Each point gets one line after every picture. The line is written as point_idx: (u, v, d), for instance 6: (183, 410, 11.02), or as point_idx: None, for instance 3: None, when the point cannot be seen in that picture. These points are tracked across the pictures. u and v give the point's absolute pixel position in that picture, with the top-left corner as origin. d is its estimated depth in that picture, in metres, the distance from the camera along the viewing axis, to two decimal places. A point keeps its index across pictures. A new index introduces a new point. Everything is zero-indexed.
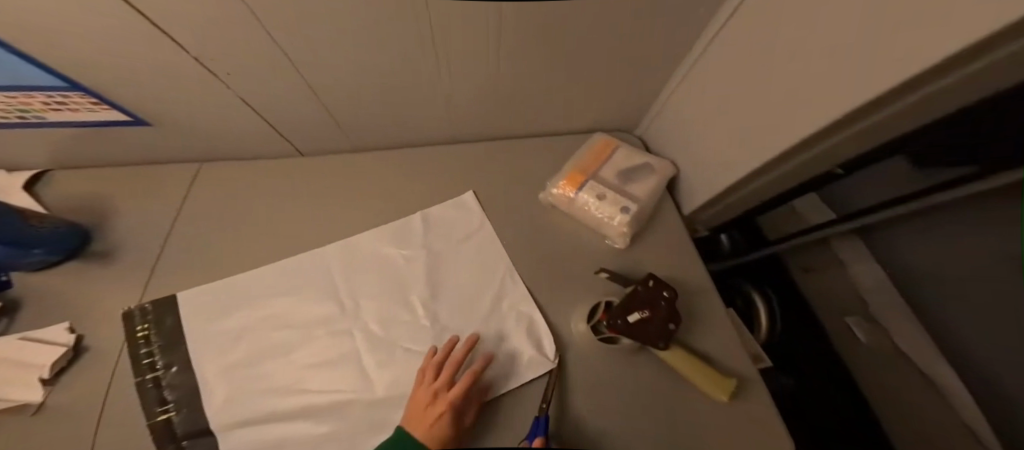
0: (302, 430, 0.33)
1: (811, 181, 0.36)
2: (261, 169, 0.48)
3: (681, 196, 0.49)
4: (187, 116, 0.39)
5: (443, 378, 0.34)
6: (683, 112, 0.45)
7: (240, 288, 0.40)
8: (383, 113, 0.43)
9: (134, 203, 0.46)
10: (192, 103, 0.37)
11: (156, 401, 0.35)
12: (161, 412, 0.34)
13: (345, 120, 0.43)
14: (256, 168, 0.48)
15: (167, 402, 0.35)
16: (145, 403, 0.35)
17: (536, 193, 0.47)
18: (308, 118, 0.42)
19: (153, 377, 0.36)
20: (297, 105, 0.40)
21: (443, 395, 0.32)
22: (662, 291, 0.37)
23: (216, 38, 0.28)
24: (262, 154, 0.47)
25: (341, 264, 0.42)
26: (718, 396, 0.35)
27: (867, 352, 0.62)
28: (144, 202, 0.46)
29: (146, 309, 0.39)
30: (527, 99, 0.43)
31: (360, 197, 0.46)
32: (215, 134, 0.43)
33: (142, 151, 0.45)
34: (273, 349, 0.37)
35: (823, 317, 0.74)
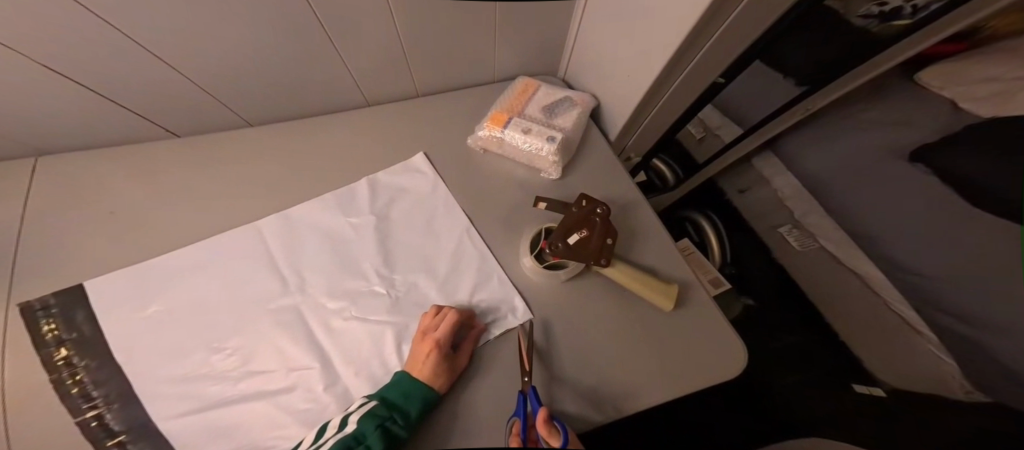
0: (257, 414, 0.29)
1: (703, 92, 0.44)
2: (129, 158, 0.40)
3: (603, 126, 0.51)
4: (32, 119, 0.33)
5: (433, 320, 0.32)
6: (587, 50, 0.46)
7: (160, 273, 0.34)
8: (277, 81, 0.39)
9: None
10: (32, 88, 0.30)
11: (80, 398, 0.28)
12: (89, 409, 0.28)
13: (250, 90, 0.39)
14: (118, 155, 0.40)
15: (95, 399, 0.28)
16: (62, 406, 0.28)
17: (468, 139, 0.46)
18: (190, 100, 0.37)
19: (72, 376, 0.29)
20: (176, 87, 0.35)
21: (433, 334, 0.31)
22: (596, 209, 0.38)
23: (55, 24, 0.25)
24: (123, 137, 0.40)
25: (274, 238, 0.37)
26: (664, 303, 0.37)
27: (797, 251, 0.77)
28: None
29: (47, 302, 0.32)
30: (433, 52, 0.42)
31: (275, 167, 0.41)
32: (67, 130, 0.36)
33: None
34: (211, 333, 0.32)
35: (752, 224, 0.86)
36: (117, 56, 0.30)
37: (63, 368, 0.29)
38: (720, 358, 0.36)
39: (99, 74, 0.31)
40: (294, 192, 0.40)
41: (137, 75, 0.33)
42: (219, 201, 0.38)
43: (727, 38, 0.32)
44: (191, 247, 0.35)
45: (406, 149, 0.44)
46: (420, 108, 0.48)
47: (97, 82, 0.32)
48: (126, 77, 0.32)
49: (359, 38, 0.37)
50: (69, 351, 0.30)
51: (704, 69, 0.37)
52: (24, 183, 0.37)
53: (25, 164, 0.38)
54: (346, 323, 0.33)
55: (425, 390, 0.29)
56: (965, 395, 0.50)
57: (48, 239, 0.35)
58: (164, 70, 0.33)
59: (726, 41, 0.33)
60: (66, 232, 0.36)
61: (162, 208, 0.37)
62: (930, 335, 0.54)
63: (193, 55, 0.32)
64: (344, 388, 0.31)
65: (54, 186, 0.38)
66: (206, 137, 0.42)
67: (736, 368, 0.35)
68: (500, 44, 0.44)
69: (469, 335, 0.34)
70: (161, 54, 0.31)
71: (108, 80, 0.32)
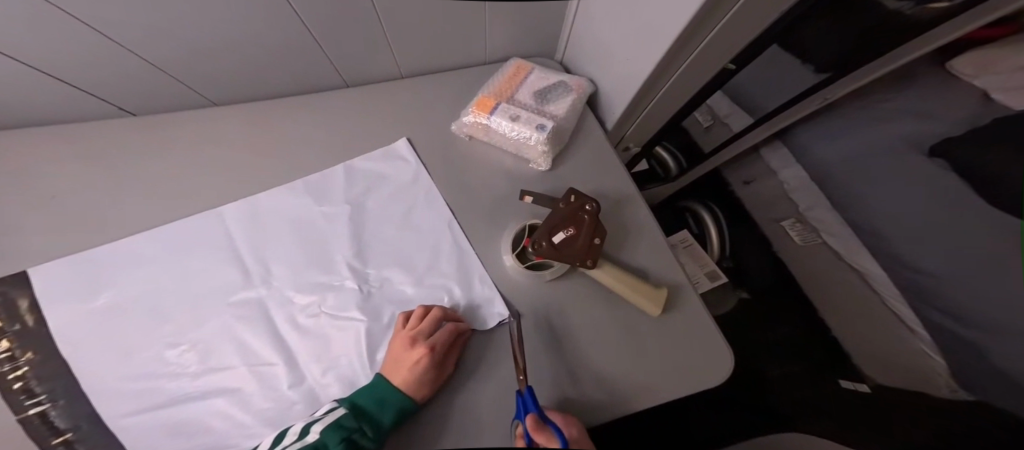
0: (218, 412, 0.28)
1: (709, 80, 0.40)
2: (80, 136, 0.37)
3: (600, 113, 0.47)
4: None
5: (423, 323, 0.30)
6: (585, 32, 0.42)
7: (115, 258, 0.32)
8: (245, 58, 0.36)
9: None
10: None
11: (23, 395, 0.27)
12: (32, 405, 0.27)
13: (212, 68, 0.36)
14: (67, 133, 0.37)
15: (39, 395, 0.27)
16: (7, 401, 0.27)
17: (452, 124, 0.43)
18: (143, 76, 0.34)
19: (14, 370, 0.28)
20: (129, 62, 0.32)
21: (422, 341, 0.29)
22: (585, 205, 0.36)
23: None
24: (73, 115, 0.37)
25: (239, 226, 0.35)
26: (651, 307, 0.35)
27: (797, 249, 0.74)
28: None
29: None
30: (414, 31, 0.39)
31: (244, 149, 0.38)
32: (7, 107, 0.33)
33: None
34: (170, 325, 0.31)
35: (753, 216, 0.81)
36: (58, 34, 0.27)
37: (4, 362, 0.28)
38: (706, 365, 0.35)
39: (39, 51, 0.28)
40: (263, 179, 0.37)
41: (83, 53, 0.30)
42: (181, 187, 0.36)
43: (740, 22, 0.29)
44: (147, 234, 0.34)
45: (386, 134, 0.41)
46: (402, 90, 0.44)
47: (36, 59, 0.28)
48: (70, 54, 0.29)
49: (331, 14, 0.33)
50: (10, 344, 0.28)
51: (711, 56, 0.34)
52: None
53: None
54: (312, 320, 0.32)
55: (402, 400, 0.28)
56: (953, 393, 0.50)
57: None
58: (115, 48, 0.30)
59: (737, 26, 0.29)
60: (15, 215, 0.34)
61: (120, 192, 0.35)
62: (923, 335, 0.54)
63: (145, 31, 0.29)
64: (309, 387, 0.30)
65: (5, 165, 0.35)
66: (168, 117, 0.39)
67: (719, 377, 0.34)
68: (490, 24, 0.41)
69: (458, 345, 0.32)
70: (108, 30, 0.28)
71: (48, 58, 0.29)
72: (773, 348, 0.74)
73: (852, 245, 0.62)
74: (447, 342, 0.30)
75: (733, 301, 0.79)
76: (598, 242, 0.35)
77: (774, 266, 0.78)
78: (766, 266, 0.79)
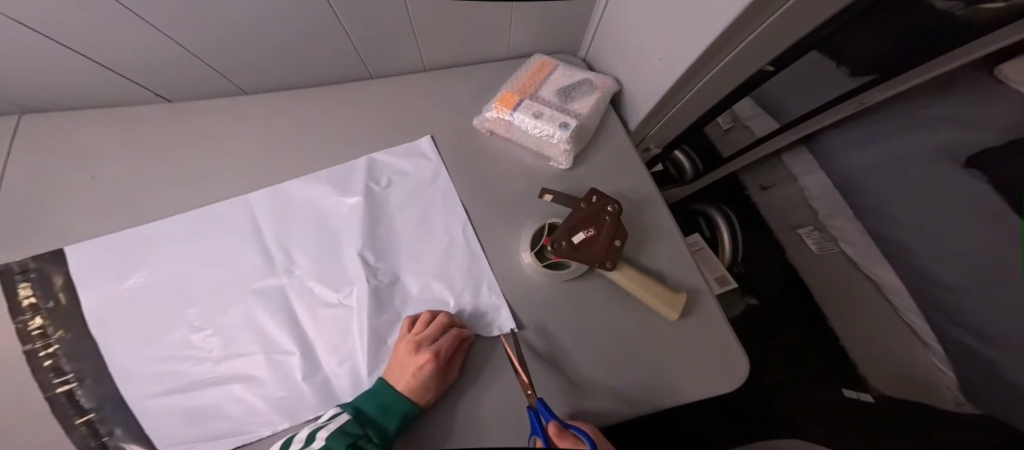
0: (235, 398, 0.29)
1: (740, 84, 0.39)
2: (113, 121, 0.38)
3: (624, 113, 0.46)
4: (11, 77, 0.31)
5: (429, 329, 0.30)
6: (614, 29, 0.41)
7: (146, 241, 0.33)
8: (275, 49, 0.36)
9: None
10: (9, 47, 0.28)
11: (52, 373, 0.28)
12: (60, 384, 0.28)
13: (244, 57, 0.36)
14: (102, 117, 0.38)
15: (67, 374, 0.28)
16: (37, 378, 0.28)
17: (474, 119, 0.43)
18: (176, 63, 0.35)
19: (46, 348, 0.29)
20: (166, 50, 0.33)
21: (428, 346, 0.28)
22: (607, 206, 0.35)
23: None
24: (108, 99, 0.38)
25: (265, 214, 0.35)
26: (668, 312, 0.35)
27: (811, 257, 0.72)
28: None
29: (26, 265, 0.31)
30: (441, 25, 0.38)
31: (272, 137, 0.39)
32: (48, 90, 0.34)
33: None
34: (193, 310, 0.31)
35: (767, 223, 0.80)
36: (100, 19, 0.27)
37: (37, 339, 0.29)
38: (720, 372, 0.34)
39: (82, 36, 0.29)
40: (288, 168, 0.38)
41: (123, 39, 0.30)
42: (210, 172, 0.37)
43: (780, 27, 0.28)
44: (176, 219, 0.34)
45: (408, 127, 0.41)
46: (423, 84, 0.44)
47: (77, 43, 0.29)
48: (111, 39, 0.30)
49: (363, 6, 0.33)
50: (43, 321, 0.30)
51: (747, 59, 0.33)
52: (7, 139, 0.37)
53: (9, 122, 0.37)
54: (331, 311, 0.32)
55: (405, 406, 0.28)
56: (957, 406, 0.50)
57: (33, 201, 0.35)
58: (153, 35, 0.30)
59: (776, 31, 0.28)
60: (52, 196, 0.35)
61: (149, 176, 0.36)
62: (936, 348, 0.53)
63: (184, 19, 0.30)
64: (324, 378, 0.30)
65: (42, 146, 0.37)
66: (198, 104, 0.40)
67: (731, 384, 0.34)
68: (516, 20, 0.40)
69: (462, 349, 0.32)
70: (146, 16, 0.28)
71: (90, 43, 0.29)
72: (773, 352, 0.74)
73: (867, 253, 0.60)
74: (453, 346, 0.30)
75: (742, 307, 0.77)
76: (618, 243, 0.34)
77: (782, 269, 0.77)
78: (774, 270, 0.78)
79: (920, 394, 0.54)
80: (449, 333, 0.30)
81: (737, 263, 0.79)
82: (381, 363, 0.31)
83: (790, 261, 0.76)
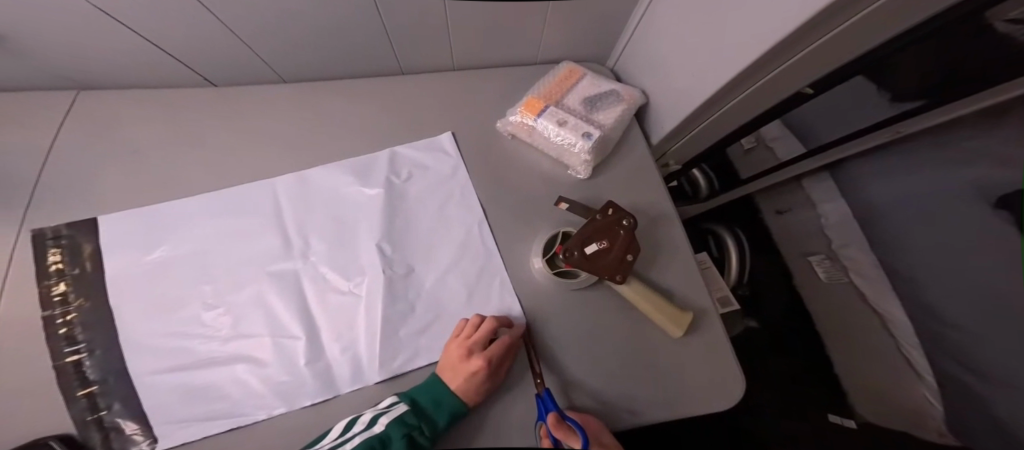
0: (237, 379, 0.30)
1: (771, 108, 0.39)
2: (157, 101, 0.39)
3: (647, 126, 0.46)
4: (63, 56, 0.32)
5: (479, 334, 0.30)
6: (647, 43, 0.41)
7: (166, 216, 0.34)
8: (320, 44, 0.36)
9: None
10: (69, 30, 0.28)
11: (65, 341, 0.29)
12: (70, 354, 0.29)
13: (288, 50, 0.36)
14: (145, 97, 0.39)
15: (78, 344, 0.29)
16: (50, 344, 0.29)
17: (497, 120, 0.43)
18: (221, 52, 0.35)
19: (64, 315, 0.30)
20: (222, 41, 0.33)
21: (480, 352, 0.29)
22: (622, 220, 0.35)
23: None
24: (148, 80, 0.38)
25: (288, 197, 0.36)
26: (673, 329, 0.35)
27: (827, 286, 0.67)
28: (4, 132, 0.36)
29: (59, 231, 0.32)
30: (482, 29, 0.38)
31: (302, 125, 0.39)
32: (97, 69, 0.35)
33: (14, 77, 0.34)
34: (207, 288, 0.32)
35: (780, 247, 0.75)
36: (159, 9, 0.28)
37: (57, 305, 0.30)
38: (716, 387, 0.35)
39: (140, 23, 0.29)
40: (314, 155, 0.38)
41: (176, 28, 0.30)
42: (239, 152, 0.37)
43: (820, 57, 0.28)
44: (197, 197, 0.35)
45: (432, 125, 0.41)
46: (451, 84, 0.44)
47: (132, 28, 0.29)
48: (168, 29, 0.30)
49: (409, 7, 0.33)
50: (66, 287, 0.31)
51: (781, 85, 0.33)
52: (62, 112, 0.37)
53: (67, 98, 0.37)
54: (340, 299, 0.33)
55: (457, 405, 0.29)
56: (940, 437, 0.52)
57: (64, 173, 0.35)
58: (205, 26, 0.31)
59: (815, 60, 0.28)
60: (89, 169, 0.35)
61: (177, 154, 0.37)
62: (931, 381, 0.53)
63: (241, 15, 0.30)
64: (326, 365, 0.31)
65: (72, 114, 0.37)
66: (244, 91, 0.40)
67: (724, 401, 0.35)
68: (550, 27, 0.40)
69: (513, 352, 0.32)
70: (204, 9, 0.28)
71: (146, 30, 0.30)
72: None
73: (881, 290, 0.58)
74: (502, 352, 0.30)
75: (740, 329, 0.72)
76: (630, 258, 0.34)
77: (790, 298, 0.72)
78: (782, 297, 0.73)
79: (905, 425, 0.56)
80: (500, 340, 0.31)
81: (743, 286, 0.75)
82: (385, 355, 0.31)
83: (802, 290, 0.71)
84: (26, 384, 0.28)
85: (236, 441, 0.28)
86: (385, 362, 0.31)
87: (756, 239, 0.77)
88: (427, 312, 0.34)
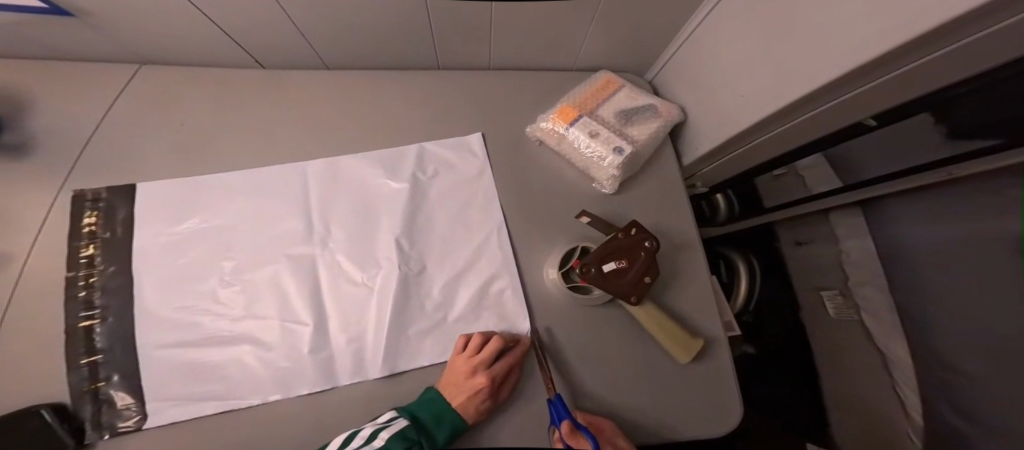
0: (240, 360, 0.30)
1: (813, 141, 0.37)
2: (202, 78, 0.38)
3: (681, 145, 0.45)
4: (124, 32, 0.32)
5: (483, 354, 0.30)
6: (697, 59, 0.40)
7: (190, 189, 0.34)
8: (370, 37, 0.36)
9: (48, 93, 0.35)
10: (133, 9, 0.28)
11: (82, 305, 0.30)
12: (85, 318, 0.30)
13: (338, 40, 0.36)
14: (192, 72, 0.38)
15: (94, 309, 0.30)
16: (67, 305, 0.30)
17: (528, 124, 0.42)
18: (273, 39, 0.34)
19: (86, 277, 0.31)
20: (277, 28, 0.33)
21: (484, 371, 0.29)
22: (644, 241, 0.34)
23: None
24: (193, 60, 0.37)
25: (314, 183, 0.36)
26: (680, 355, 0.34)
27: (831, 323, 0.63)
28: (55, 92, 0.35)
29: (98, 194, 0.33)
30: (530, 32, 0.37)
31: (339, 111, 0.39)
32: (153, 48, 0.35)
33: (75, 48, 0.34)
34: (223, 264, 0.32)
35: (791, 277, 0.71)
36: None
37: (83, 267, 0.31)
38: (720, 413, 0.35)
39: (203, 9, 0.29)
40: (346, 142, 0.38)
41: (235, 15, 0.30)
42: (271, 133, 0.37)
43: (875, 97, 0.26)
44: (223, 173, 0.35)
45: (465, 125, 0.41)
46: (487, 84, 0.43)
47: (191, 12, 0.29)
48: (228, 14, 0.30)
49: (464, 7, 0.32)
50: (95, 250, 0.32)
51: (831, 120, 0.31)
52: (122, 84, 0.37)
53: (133, 71, 0.37)
54: (353, 290, 0.33)
55: (456, 421, 0.29)
56: None
57: (104, 139, 0.35)
58: (261, 13, 0.30)
59: (868, 100, 0.27)
60: (129, 138, 0.36)
61: (210, 128, 0.37)
62: (918, 422, 0.49)
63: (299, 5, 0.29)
64: (328, 355, 0.31)
65: (126, 85, 0.37)
66: (292, 76, 0.40)
67: (727, 426, 0.35)
68: (595, 34, 0.39)
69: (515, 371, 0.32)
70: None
71: (208, 15, 0.30)
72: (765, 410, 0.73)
73: (886, 329, 0.53)
74: (505, 370, 0.31)
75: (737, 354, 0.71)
76: (647, 280, 0.33)
77: (792, 332, 0.69)
78: (788, 329, 0.70)
79: None
80: (503, 360, 0.31)
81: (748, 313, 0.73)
82: (386, 352, 0.31)
83: (807, 324, 0.68)
84: (43, 341, 0.29)
85: (236, 418, 0.29)
86: (387, 359, 0.31)
87: (767, 268, 0.74)
88: (434, 313, 0.33)
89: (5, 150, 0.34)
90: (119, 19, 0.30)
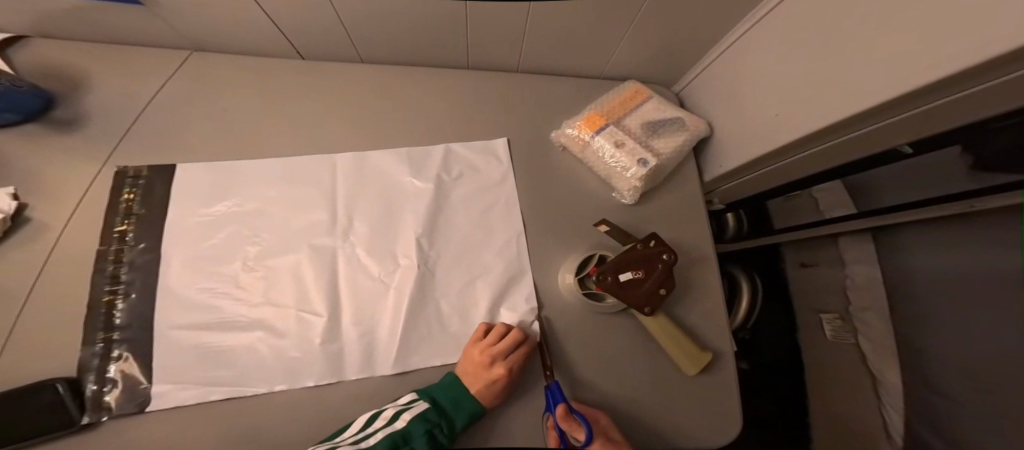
0: (252, 347, 0.30)
1: (837, 165, 0.36)
2: (241, 65, 0.38)
3: (703, 159, 0.45)
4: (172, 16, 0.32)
5: (502, 344, 0.30)
6: (728, 78, 0.40)
7: (215, 172, 0.35)
8: (411, 36, 0.36)
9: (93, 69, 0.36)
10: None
11: (107, 281, 0.30)
12: (109, 293, 0.30)
13: (381, 37, 0.36)
14: (231, 58, 0.38)
15: (118, 286, 0.31)
16: (94, 279, 0.30)
17: (552, 129, 0.42)
18: (316, 32, 0.35)
19: (115, 253, 0.31)
20: (322, 21, 0.33)
21: (502, 362, 0.30)
22: (662, 254, 0.34)
23: None
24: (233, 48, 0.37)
25: (340, 175, 0.36)
26: (688, 367, 0.34)
27: (830, 347, 0.63)
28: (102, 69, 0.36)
29: (140, 172, 0.34)
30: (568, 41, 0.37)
31: (371, 106, 0.39)
32: (198, 34, 0.35)
33: (122, 28, 0.34)
34: (241, 250, 0.32)
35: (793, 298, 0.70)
36: None
37: (115, 241, 0.31)
38: (722, 429, 0.35)
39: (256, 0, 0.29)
40: (376, 136, 0.38)
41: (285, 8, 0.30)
42: (301, 122, 0.37)
43: (904, 127, 0.26)
44: (246, 160, 0.35)
45: (492, 127, 0.41)
46: (516, 87, 0.43)
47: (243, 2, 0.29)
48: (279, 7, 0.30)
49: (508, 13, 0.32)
50: (128, 226, 0.32)
51: (857, 147, 0.31)
52: (171, 69, 0.37)
53: (183, 55, 0.37)
54: (371, 285, 0.33)
55: (475, 407, 0.30)
56: None
57: (137, 117, 0.35)
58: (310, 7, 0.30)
59: (897, 130, 0.27)
60: (161, 118, 0.36)
61: (242, 114, 0.37)
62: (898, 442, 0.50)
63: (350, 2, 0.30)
64: (339, 348, 0.31)
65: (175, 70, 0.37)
66: (328, 68, 0.40)
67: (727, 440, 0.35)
68: (629, 44, 0.39)
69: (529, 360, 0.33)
70: None
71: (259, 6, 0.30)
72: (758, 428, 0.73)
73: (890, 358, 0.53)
74: (523, 358, 0.31)
75: None
76: (662, 292, 0.33)
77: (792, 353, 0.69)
78: (783, 347, 0.70)
79: None
80: (519, 348, 0.31)
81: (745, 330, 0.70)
82: (397, 350, 0.31)
83: (806, 346, 0.67)
84: (61, 312, 0.29)
85: (243, 404, 0.29)
86: (398, 356, 0.31)
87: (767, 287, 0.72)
88: (446, 312, 0.33)
89: (53, 124, 0.34)
90: (176, 5, 0.30)
